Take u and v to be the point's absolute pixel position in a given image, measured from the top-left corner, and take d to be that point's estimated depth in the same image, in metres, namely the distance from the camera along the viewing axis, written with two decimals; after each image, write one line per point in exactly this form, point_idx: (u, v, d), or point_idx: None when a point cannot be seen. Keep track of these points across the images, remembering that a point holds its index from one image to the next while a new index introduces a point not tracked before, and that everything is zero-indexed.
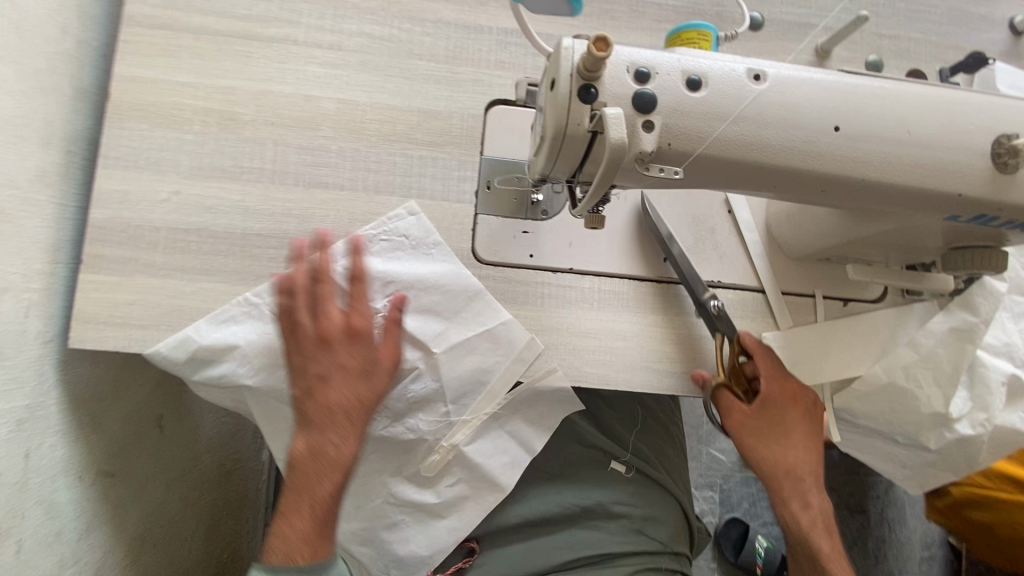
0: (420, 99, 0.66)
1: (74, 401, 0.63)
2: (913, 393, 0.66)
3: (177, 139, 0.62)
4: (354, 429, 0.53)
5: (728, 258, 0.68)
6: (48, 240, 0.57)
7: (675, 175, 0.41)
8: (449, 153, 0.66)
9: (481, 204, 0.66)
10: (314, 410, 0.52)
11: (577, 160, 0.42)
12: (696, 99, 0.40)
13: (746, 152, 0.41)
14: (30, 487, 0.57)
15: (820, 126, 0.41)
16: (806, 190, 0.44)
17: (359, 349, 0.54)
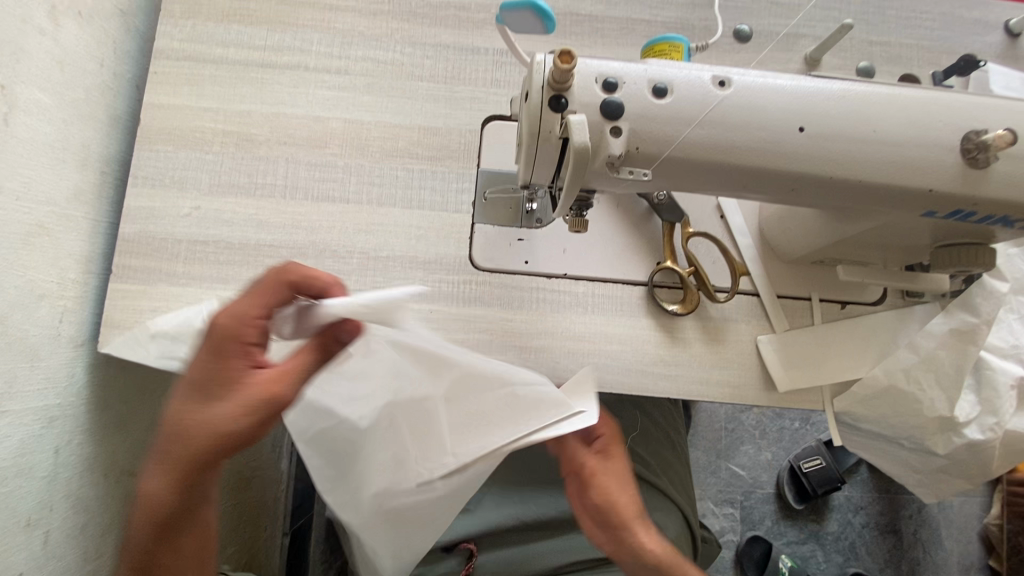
0: (420, 117, 0.70)
1: (102, 401, 0.68)
2: (915, 396, 0.65)
3: (198, 160, 0.67)
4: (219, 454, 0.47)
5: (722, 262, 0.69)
6: (83, 252, 0.63)
7: (644, 176, 0.44)
8: (447, 166, 0.69)
9: (478, 213, 0.69)
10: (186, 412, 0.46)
11: (553, 165, 0.45)
12: (661, 105, 0.42)
13: (713, 153, 0.43)
14: (58, 481, 0.62)
15: (785, 127, 0.43)
16: (777, 189, 0.46)
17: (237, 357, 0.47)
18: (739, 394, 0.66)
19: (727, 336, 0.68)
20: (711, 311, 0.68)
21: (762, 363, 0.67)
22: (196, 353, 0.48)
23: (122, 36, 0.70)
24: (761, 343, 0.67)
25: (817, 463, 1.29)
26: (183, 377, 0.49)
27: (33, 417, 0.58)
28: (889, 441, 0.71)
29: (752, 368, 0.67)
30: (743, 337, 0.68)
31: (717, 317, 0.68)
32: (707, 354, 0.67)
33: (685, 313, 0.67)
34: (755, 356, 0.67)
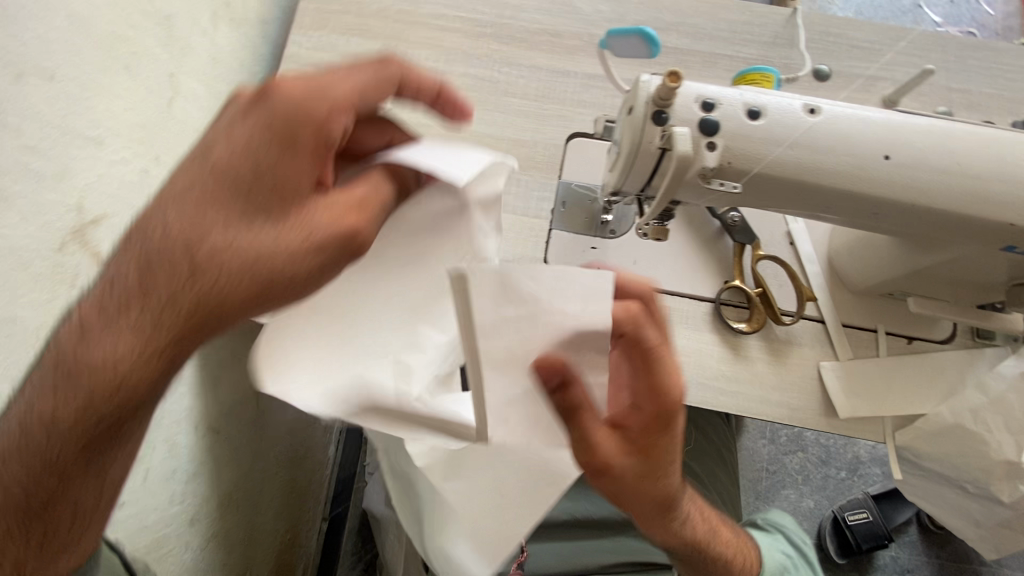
0: (511, 129, 0.76)
1: (202, 360, 0.75)
2: (982, 438, 0.65)
3: None
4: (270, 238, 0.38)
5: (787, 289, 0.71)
6: None
7: (734, 189, 0.47)
8: (531, 175, 0.75)
9: (556, 220, 0.74)
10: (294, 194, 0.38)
11: (648, 173, 0.49)
12: (755, 126, 0.46)
13: (801, 173, 0.46)
14: (163, 426, 0.69)
15: (871, 154, 0.46)
16: (858, 212, 0.49)
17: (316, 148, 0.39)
18: (797, 417, 0.68)
19: (789, 358, 0.69)
20: (775, 332, 0.70)
21: (823, 389, 0.68)
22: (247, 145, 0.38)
23: (260, 43, 0.80)
24: (823, 368, 0.68)
25: (863, 516, 1.24)
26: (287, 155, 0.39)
27: None
28: (951, 484, 0.70)
29: (812, 392, 0.68)
30: (806, 361, 0.69)
31: (780, 339, 0.70)
32: (768, 373, 0.69)
33: (750, 332, 0.69)
34: (817, 380, 0.69)
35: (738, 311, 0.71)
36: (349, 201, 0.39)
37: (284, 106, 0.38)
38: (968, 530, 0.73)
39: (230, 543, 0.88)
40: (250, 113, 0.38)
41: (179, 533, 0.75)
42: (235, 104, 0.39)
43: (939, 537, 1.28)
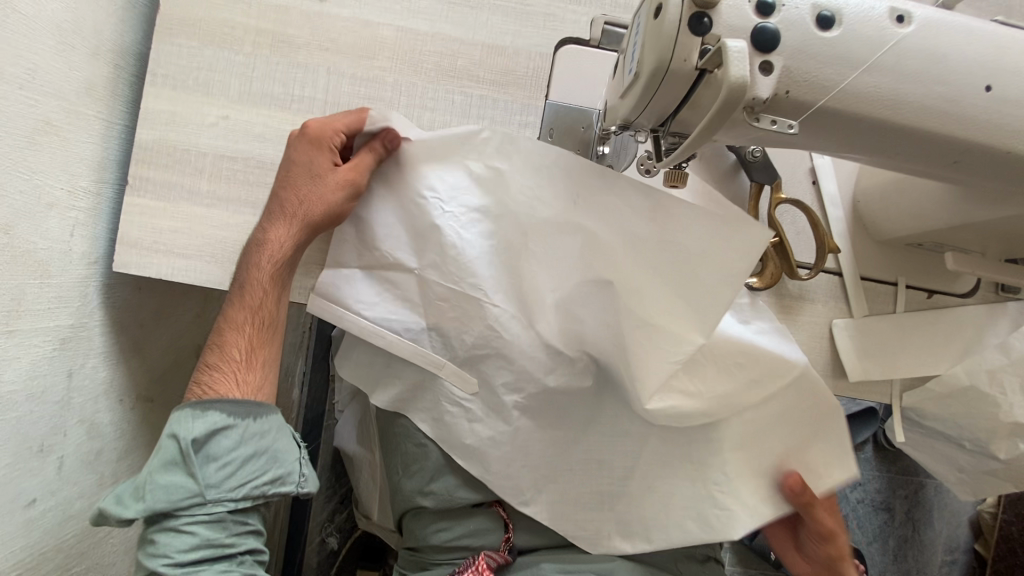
0: (485, 31, 0.60)
1: (116, 324, 0.63)
2: (993, 400, 0.61)
3: (227, 60, 0.58)
4: (302, 202, 0.55)
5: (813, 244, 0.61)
6: (95, 156, 0.56)
7: (789, 129, 0.35)
8: (511, 94, 0.60)
9: None
10: (309, 146, 0.55)
11: (675, 103, 0.36)
12: (826, 39, 0.34)
13: (877, 107, 0.35)
14: (72, 406, 0.58)
15: (970, 85, 0.35)
16: (934, 160, 0.38)
17: (317, 161, 0.55)
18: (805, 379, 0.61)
19: (801, 315, 0.62)
20: (787, 286, 0.62)
21: (834, 349, 0.61)
22: (300, 153, 0.55)
23: None
24: (837, 326, 0.61)
25: None
26: (304, 131, 0.55)
27: (45, 338, 0.53)
28: (949, 441, 0.67)
29: (822, 351, 0.62)
30: (818, 319, 0.62)
31: (792, 295, 0.62)
32: None
33: (759, 288, 0.60)
34: (827, 340, 0.62)
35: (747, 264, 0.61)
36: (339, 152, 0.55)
37: (317, 130, 0.55)
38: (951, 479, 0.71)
39: None
40: (298, 141, 0.55)
41: None
42: (298, 137, 0.55)
43: (893, 455, 1.27)
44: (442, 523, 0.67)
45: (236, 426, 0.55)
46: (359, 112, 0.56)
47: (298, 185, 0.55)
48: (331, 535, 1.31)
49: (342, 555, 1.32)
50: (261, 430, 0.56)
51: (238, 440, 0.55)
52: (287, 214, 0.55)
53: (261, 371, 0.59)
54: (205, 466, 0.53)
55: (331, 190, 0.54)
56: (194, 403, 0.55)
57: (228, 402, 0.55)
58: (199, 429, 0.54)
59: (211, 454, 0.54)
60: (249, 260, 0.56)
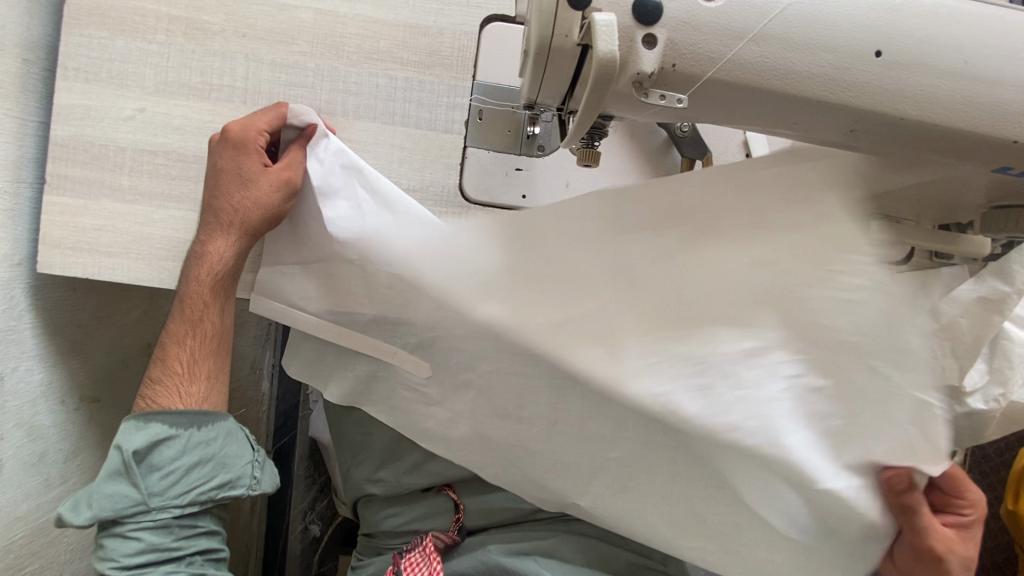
0: (407, 11, 0.58)
1: (50, 326, 0.62)
2: (927, 363, 0.62)
3: (140, 50, 0.57)
4: (236, 208, 0.54)
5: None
6: (9, 156, 0.55)
7: (679, 103, 0.35)
8: (437, 75, 0.59)
9: (471, 135, 0.60)
10: (232, 149, 0.54)
11: (566, 81, 0.36)
12: (710, 9, 0.33)
13: (768, 77, 0.34)
14: (7, 410, 0.57)
15: (859, 50, 0.34)
16: (831, 128, 0.38)
17: (243, 164, 0.54)
18: None
19: None
20: None
21: None
22: (224, 159, 0.54)
23: None
24: None
25: None
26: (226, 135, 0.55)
27: None
28: None
29: None
30: None
31: None
32: None
33: None
34: None
35: None
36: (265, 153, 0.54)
37: (239, 131, 0.54)
38: None
39: None
40: (221, 146, 0.55)
41: None
42: (222, 143, 0.55)
43: None
44: (391, 509, 0.68)
45: (179, 435, 0.55)
46: (277, 108, 0.55)
47: (228, 192, 0.54)
48: (313, 522, 1.33)
49: (325, 540, 1.33)
50: (207, 437, 0.57)
51: (181, 449, 0.55)
52: (224, 223, 0.54)
53: (206, 381, 0.59)
54: (148, 476, 0.54)
55: (264, 192, 0.53)
56: (138, 415, 0.55)
57: (172, 412, 0.56)
58: (140, 440, 0.54)
59: (155, 463, 0.54)
60: (187, 271, 0.56)
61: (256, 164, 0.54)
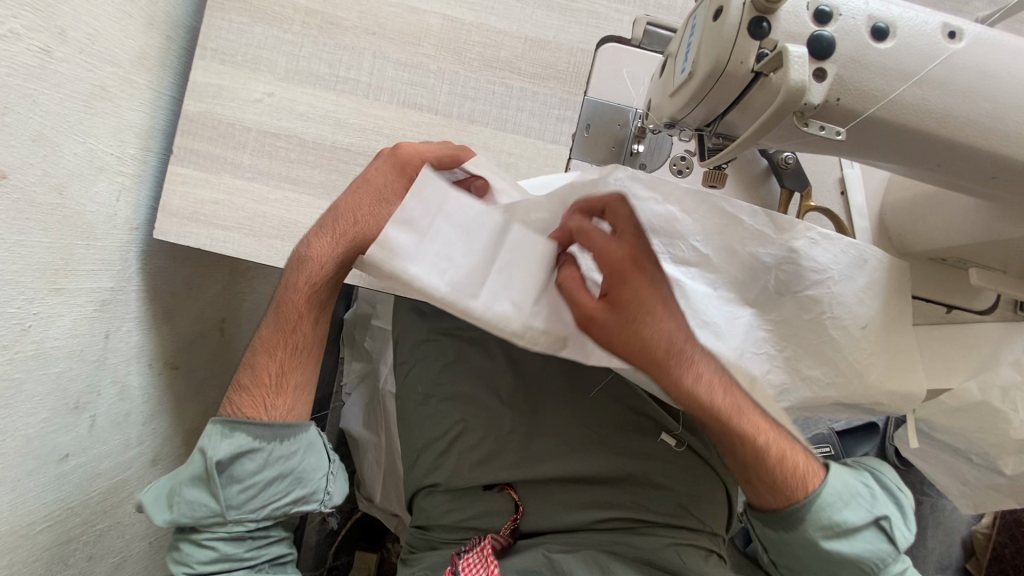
0: (530, 25, 0.61)
1: (150, 291, 0.64)
2: (1005, 416, 0.61)
3: (275, 38, 0.59)
4: (359, 222, 0.53)
5: (853, 269, 0.57)
6: (143, 125, 0.57)
7: (837, 135, 0.36)
8: (550, 88, 0.61)
9: (578, 149, 0.62)
10: (385, 167, 0.54)
11: (726, 104, 0.38)
12: (879, 50, 0.35)
13: (926, 117, 0.36)
14: (107, 367, 0.59)
15: (1015, 102, 0.36)
16: (971, 175, 0.39)
17: (387, 180, 0.53)
18: None
19: None
20: None
21: None
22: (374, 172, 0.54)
23: None
24: None
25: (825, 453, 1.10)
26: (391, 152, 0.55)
27: (85, 298, 0.54)
28: (955, 454, 0.68)
29: None
30: None
31: None
32: None
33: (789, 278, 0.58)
34: None
35: None
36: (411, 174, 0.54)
37: (403, 153, 0.54)
38: (955, 492, 0.71)
39: None
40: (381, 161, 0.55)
41: (141, 474, 0.69)
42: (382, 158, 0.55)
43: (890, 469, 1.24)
44: (451, 504, 0.69)
45: (261, 448, 0.53)
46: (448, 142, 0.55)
47: (360, 204, 0.54)
48: (332, 515, 1.28)
49: (342, 535, 1.30)
50: (288, 451, 0.54)
51: (261, 463, 0.53)
52: (345, 233, 0.53)
53: (290, 394, 0.56)
54: (228, 487, 0.53)
55: (392, 220, 0.53)
56: (223, 421, 0.53)
57: (256, 425, 0.53)
58: (223, 451, 0.52)
59: (235, 476, 0.52)
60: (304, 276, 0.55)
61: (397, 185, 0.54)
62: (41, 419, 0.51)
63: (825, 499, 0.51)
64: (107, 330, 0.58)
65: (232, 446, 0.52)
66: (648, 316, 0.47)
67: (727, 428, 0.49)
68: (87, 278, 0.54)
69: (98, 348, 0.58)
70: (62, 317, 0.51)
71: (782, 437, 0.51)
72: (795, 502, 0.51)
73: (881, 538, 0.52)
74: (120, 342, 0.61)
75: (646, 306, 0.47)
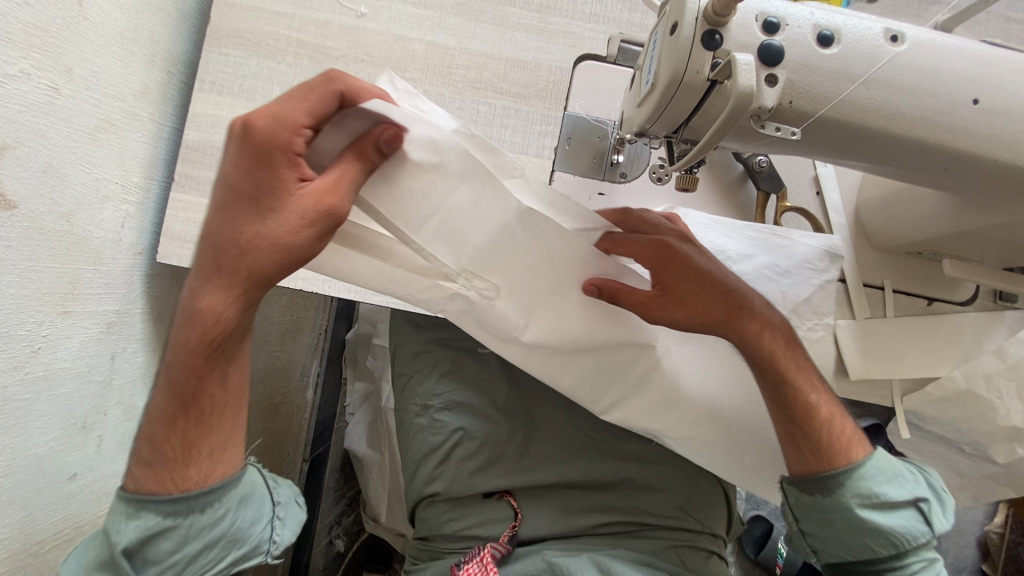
0: (509, 47, 0.64)
1: (155, 313, 0.66)
2: (991, 404, 0.64)
3: (269, 69, 0.63)
4: (242, 241, 0.40)
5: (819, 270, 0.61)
6: (146, 154, 0.61)
7: (793, 135, 0.39)
8: (532, 105, 0.64)
9: (560, 160, 0.65)
10: (247, 149, 0.39)
11: (687, 111, 0.40)
12: (825, 55, 0.37)
13: (873, 117, 0.38)
14: (113, 388, 0.61)
15: (957, 98, 0.38)
16: (926, 167, 0.41)
17: (262, 172, 0.39)
18: None
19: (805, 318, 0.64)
20: None
21: (837, 349, 0.64)
22: (231, 159, 0.40)
23: None
24: (840, 328, 0.64)
25: None
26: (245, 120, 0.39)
27: (92, 321, 0.57)
28: (948, 444, 0.68)
29: (824, 353, 0.64)
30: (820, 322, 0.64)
31: None
32: None
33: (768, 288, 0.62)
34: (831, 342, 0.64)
35: None
36: (285, 153, 0.39)
37: (260, 124, 0.38)
38: (952, 480, 0.71)
39: None
40: (236, 143, 0.40)
41: None
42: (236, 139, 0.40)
43: None
44: (452, 513, 0.70)
45: (176, 525, 0.44)
46: (323, 80, 0.39)
47: (240, 218, 0.40)
48: (339, 536, 1.29)
49: (349, 557, 1.28)
50: (213, 519, 0.45)
51: (178, 542, 0.44)
52: (230, 254, 0.41)
53: (206, 460, 0.46)
54: (144, 571, 0.44)
55: (290, 229, 0.39)
56: (127, 500, 0.44)
57: (165, 502, 0.44)
58: (130, 535, 0.43)
59: (150, 560, 0.44)
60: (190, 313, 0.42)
61: (269, 177, 0.39)
62: (51, 438, 0.53)
63: (869, 470, 0.51)
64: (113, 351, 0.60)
65: (138, 528, 0.43)
66: (715, 296, 0.50)
67: (789, 382, 0.51)
68: (94, 303, 0.56)
69: (105, 370, 0.60)
70: (71, 338, 0.54)
71: (843, 418, 0.52)
72: (837, 466, 0.51)
73: (919, 520, 0.51)
74: (128, 362, 0.63)
75: (713, 287, 0.50)
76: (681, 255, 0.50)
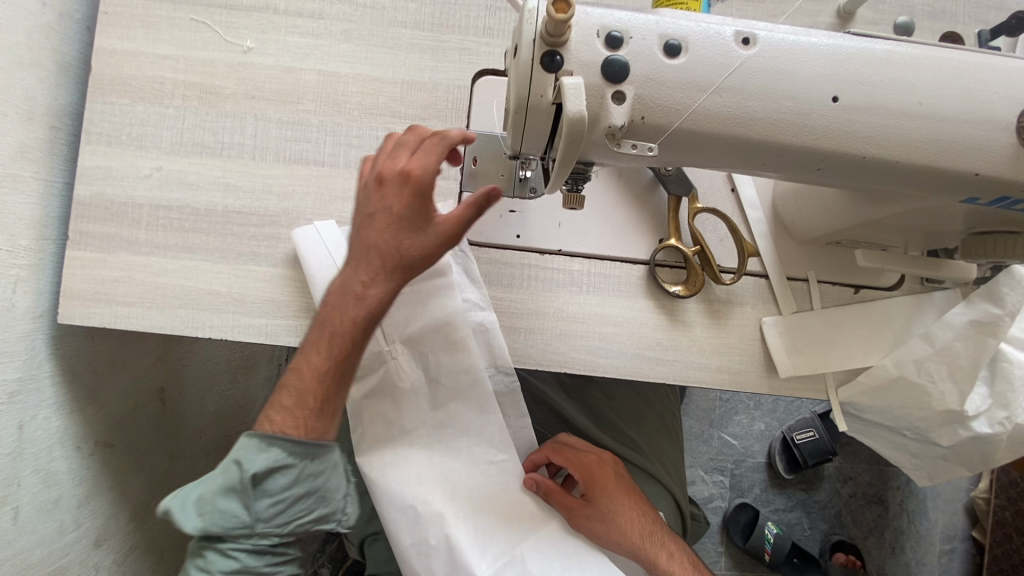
0: (403, 69, 0.63)
1: (68, 374, 0.65)
2: (924, 388, 0.61)
3: (156, 114, 0.61)
4: (379, 274, 0.50)
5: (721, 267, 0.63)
6: (34, 215, 0.59)
7: (650, 152, 0.38)
8: (432, 127, 0.63)
9: (466, 180, 0.63)
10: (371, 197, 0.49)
11: (545, 135, 0.39)
12: (672, 66, 0.36)
13: (731, 124, 0.37)
14: (25, 458, 0.59)
15: (815, 97, 0.37)
16: (798, 168, 0.40)
17: (415, 217, 0.48)
18: (739, 382, 0.62)
19: (730, 319, 0.63)
20: (715, 290, 0.63)
21: (765, 347, 0.63)
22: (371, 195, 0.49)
23: None
24: (766, 325, 0.62)
25: (811, 436, 1.14)
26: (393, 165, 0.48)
27: None
28: (892, 430, 0.67)
29: (752, 353, 0.63)
30: (747, 322, 0.63)
31: (720, 296, 0.63)
32: (707, 337, 0.62)
33: (686, 296, 0.61)
34: (758, 340, 0.63)
35: (673, 274, 0.63)
36: (403, 192, 0.48)
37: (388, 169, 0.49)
38: (905, 463, 0.70)
39: (153, 549, 0.82)
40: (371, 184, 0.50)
41: (84, 557, 0.68)
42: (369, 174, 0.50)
43: None
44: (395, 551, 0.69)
45: (294, 465, 0.52)
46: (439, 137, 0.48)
47: (359, 256, 0.50)
48: (324, 565, 1.28)
49: None
50: (317, 470, 0.53)
51: (293, 479, 0.52)
52: (358, 297, 0.50)
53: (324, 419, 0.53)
54: (261, 499, 0.51)
55: (376, 279, 0.49)
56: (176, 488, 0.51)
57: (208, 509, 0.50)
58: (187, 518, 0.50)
59: (268, 489, 0.51)
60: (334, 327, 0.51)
61: (391, 222, 0.49)
62: None
63: None
64: (19, 420, 0.59)
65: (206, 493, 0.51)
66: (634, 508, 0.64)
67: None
68: None
69: (13, 441, 0.58)
70: None
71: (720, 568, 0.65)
72: None
73: None
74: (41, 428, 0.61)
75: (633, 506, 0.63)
76: (609, 475, 0.65)
